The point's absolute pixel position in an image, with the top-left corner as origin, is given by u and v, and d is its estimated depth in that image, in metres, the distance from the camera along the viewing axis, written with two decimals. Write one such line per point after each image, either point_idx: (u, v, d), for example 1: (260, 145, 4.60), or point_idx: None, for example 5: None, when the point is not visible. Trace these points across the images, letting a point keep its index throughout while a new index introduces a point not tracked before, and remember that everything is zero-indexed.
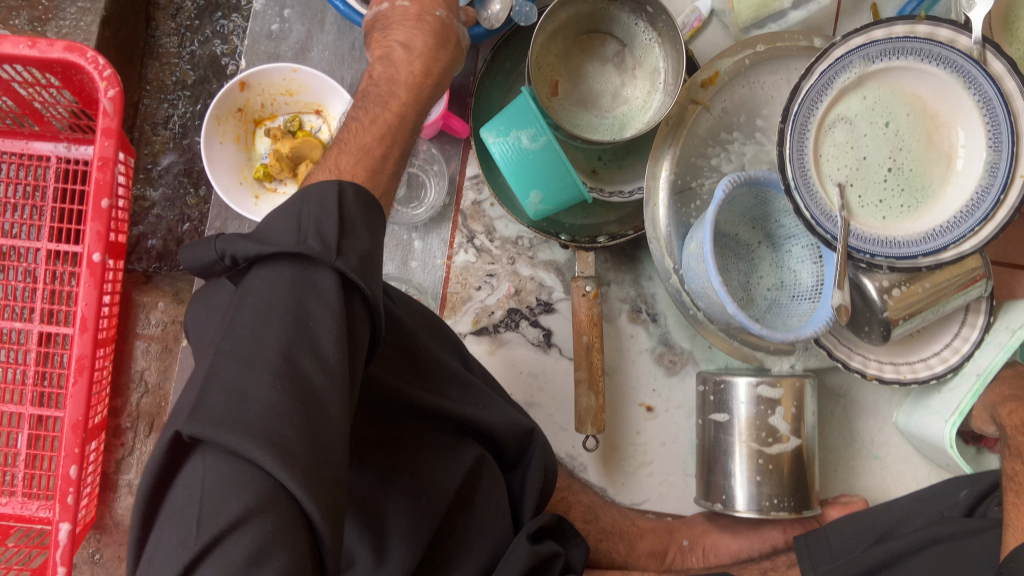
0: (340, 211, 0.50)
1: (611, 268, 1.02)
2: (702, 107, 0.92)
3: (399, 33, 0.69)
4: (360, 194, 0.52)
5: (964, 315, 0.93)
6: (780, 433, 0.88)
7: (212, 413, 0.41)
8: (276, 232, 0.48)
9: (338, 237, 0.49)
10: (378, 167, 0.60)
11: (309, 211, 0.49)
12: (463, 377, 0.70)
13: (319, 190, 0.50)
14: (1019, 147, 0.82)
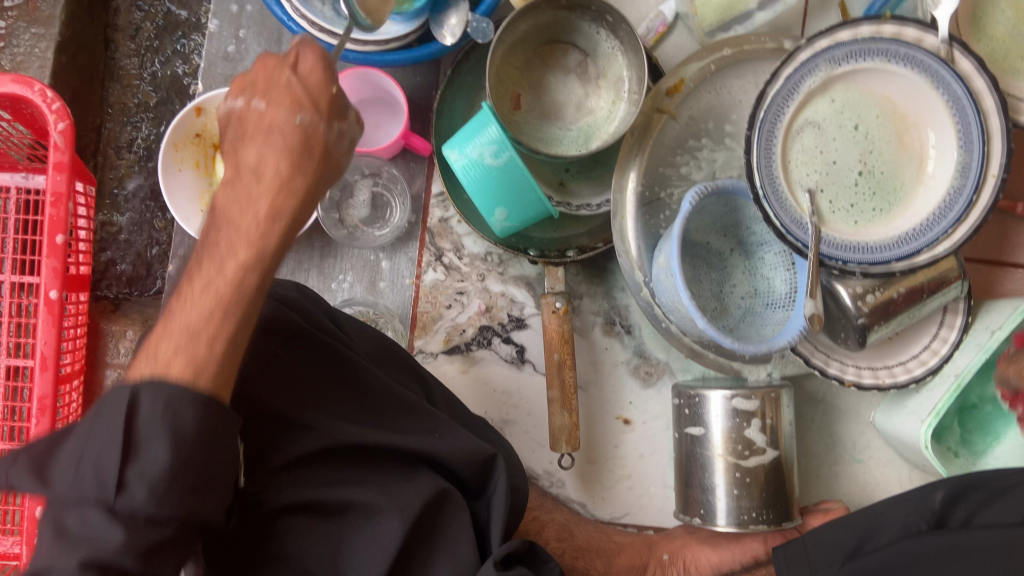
0: (144, 421, 0.50)
1: (584, 281, 1.00)
2: (668, 115, 0.90)
3: (256, 161, 0.57)
4: (160, 396, 0.51)
5: (942, 315, 0.92)
6: (756, 446, 0.86)
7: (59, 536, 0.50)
8: (65, 479, 0.51)
9: (126, 463, 0.50)
10: (212, 348, 0.54)
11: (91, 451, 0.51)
12: (416, 407, 0.73)
13: (114, 402, 0.51)
14: (990, 146, 0.81)
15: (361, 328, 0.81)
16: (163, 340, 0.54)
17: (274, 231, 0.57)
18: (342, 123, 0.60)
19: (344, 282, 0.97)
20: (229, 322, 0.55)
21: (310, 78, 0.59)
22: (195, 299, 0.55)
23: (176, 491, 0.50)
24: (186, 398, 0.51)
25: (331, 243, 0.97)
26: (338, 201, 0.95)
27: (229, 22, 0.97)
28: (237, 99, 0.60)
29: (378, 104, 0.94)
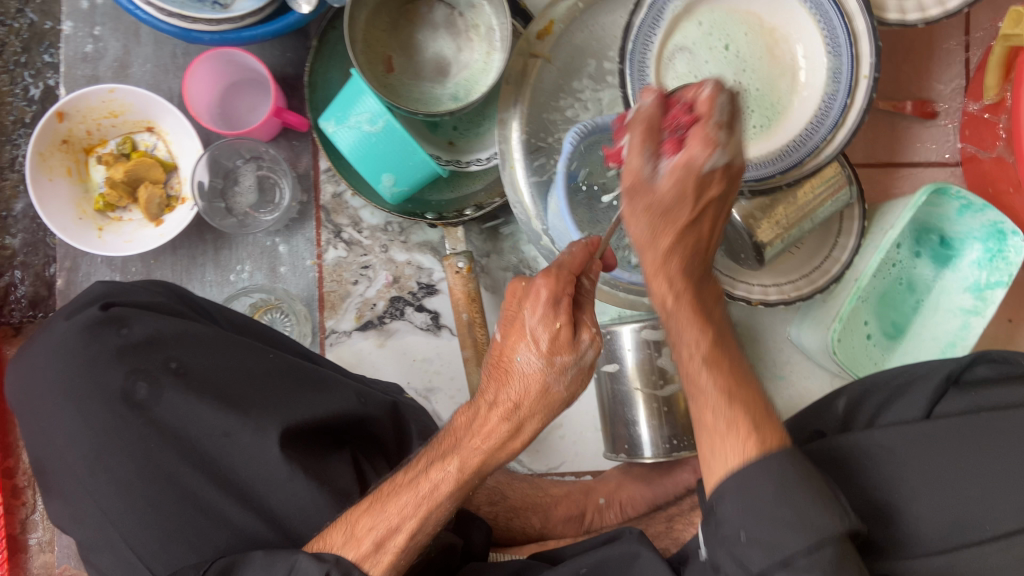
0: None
1: (489, 239, 0.99)
2: (542, 59, 0.89)
3: (514, 387, 0.61)
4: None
5: (839, 224, 0.94)
6: (670, 374, 0.88)
7: None
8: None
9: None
10: (388, 544, 0.58)
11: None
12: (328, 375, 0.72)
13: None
14: (857, 47, 0.80)
15: (239, 317, 0.76)
16: (397, 501, 0.60)
17: (512, 440, 0.61)
18: (566, 353, 0.60)
19: (243, 272, 0.95)
20: (401, 533, 0.59)
21: (542, 299, 0.59)
22: (414, 483, 0.61)
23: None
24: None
25: (223, 234, 0.95)
26: (222, 189, 0.93)
27: (82, 21, 0.94)
28: (498, 331, 0.62)
29: (249, 85, 0.92)
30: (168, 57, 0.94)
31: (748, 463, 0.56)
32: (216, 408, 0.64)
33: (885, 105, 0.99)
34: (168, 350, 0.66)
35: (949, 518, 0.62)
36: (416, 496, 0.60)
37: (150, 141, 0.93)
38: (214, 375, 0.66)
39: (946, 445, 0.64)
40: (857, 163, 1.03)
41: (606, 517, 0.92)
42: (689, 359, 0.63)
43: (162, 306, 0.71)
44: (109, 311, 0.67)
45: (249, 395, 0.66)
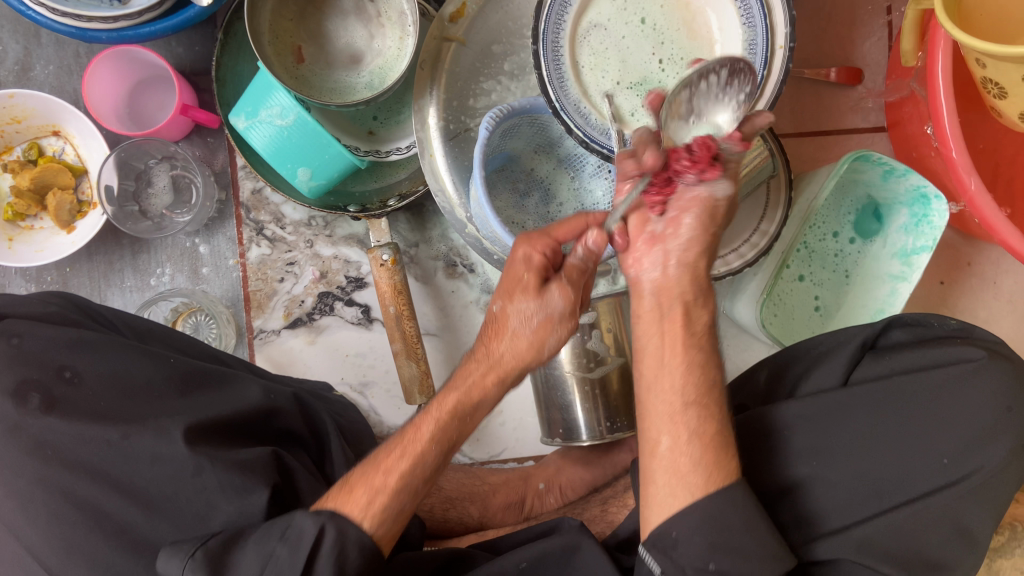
0: (323, 558, 0.55)
1: (417, 228, 0.97)
2: (457, 43, 0.87)
3: (504, 341, 0.64)
4: (344, 532, 0.56)
5: (766, 195, 0.93)
6: (601, 356, 0.87)
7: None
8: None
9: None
10: (372, 501, 0.58)
11: (282, 560, 0.55)
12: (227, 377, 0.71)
13: (300, 532, 0.56)
14: (771, 18, 0.80)
15: (135, 321, 0.74)
16: (389, 458, 0.61)
17: (489, 380, 0.63)
18: (538, 300, 0.63)
19: (164, 276, 0.93)
20: (384, 492, 0.59)
21: (526, 275, 0.64)
22: (420, 427, 0.62)
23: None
24: (355, 537, 0.57)
25: (140, 238, 0.93)
26: (135, 192, 0.90)
27: None
28: (494, 301, 0.65)
29: (157, 83, 0.90)
30: (71, 56, 0.90)
31: (710, 497, 0.57)
32: (101, 424, 0.62)
33: (810, 73, 0.98)
34: (62, 357, 0.65)
35: (867, 485, 0.62)
36: (399, 449, 0.61)
37: (57, 146, 0.89)
38: (108, 382, 0.65)
39: (864, 409, 0.64)
40: (787, 133, 1.02)
41: (546, 501, 0.92)
42: (672, 374, 0.60)
43: (53, 314, 0.69)
44: (1, 320, 0.66)
45: (146, 403, 0.65)
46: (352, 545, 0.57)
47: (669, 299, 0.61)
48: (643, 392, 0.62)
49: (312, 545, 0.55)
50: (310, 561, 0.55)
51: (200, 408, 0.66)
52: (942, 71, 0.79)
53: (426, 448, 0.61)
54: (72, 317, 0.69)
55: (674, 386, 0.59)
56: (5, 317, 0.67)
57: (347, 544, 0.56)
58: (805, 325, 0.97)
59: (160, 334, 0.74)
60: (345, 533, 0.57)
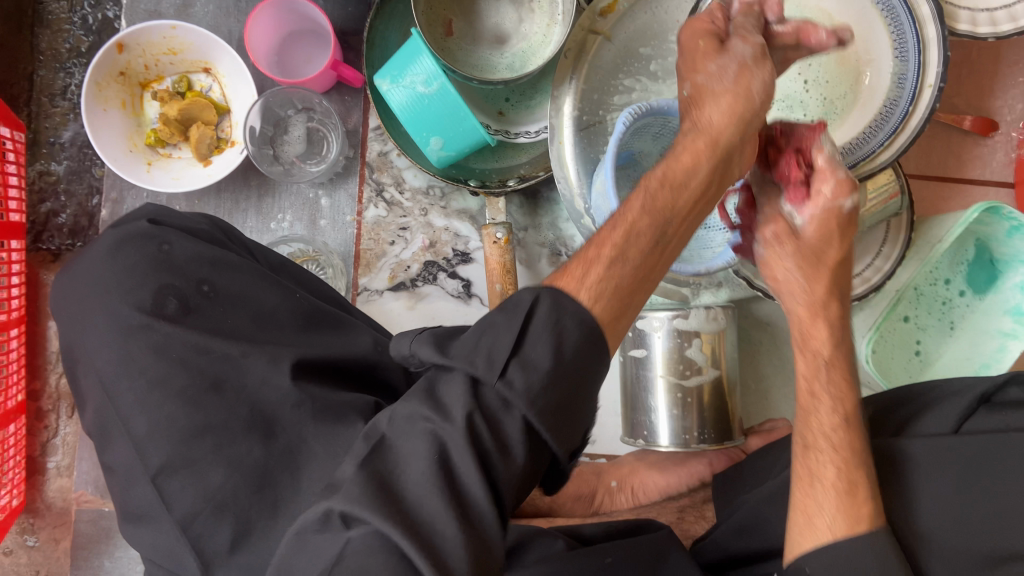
0: (536, 319, 0.48)
1: (529, 213, 0.99)
2: (603, 37, 0.88)
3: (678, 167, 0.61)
4: (557, 303, 0.49)
5: (885, 231, 0.92)
6: (697, 365, 0.87)
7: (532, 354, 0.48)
8: (462, 348, 0.49)
9: (514, 356, 0.47)
10: (587, 272, 0.52)
11: (494, 329, 0.48)
12: (344, 322, 0.73)
13: (516, 302, 0.50)
14: (924, 55, 0.79)
15: (270, 254, 0.77)
16: (613, 234, 0.55)
17: (704, 162, 0.62)
18: (718, 53, 0.64)
19: (283, 221, 0.96)
20: (597, 267, 0.52)
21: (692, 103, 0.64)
22: (638, 199, 0.58)
23: (552, 393, 0.47)
24: (570, 307, 0.49)
25: (267, 182, 0.96)
26: (271, 137, 0.93)
27: None
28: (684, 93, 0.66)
29: (308, 36, 0.93)
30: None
31: (838, 543, 0.58)
32: (222, 342, 0.64)
33: (944, 117, 0.97)
34: (204, 273, 0.68)
35: (959, 535, 0.57)
36: (613, 223, 0.56)
37: (206, 82, 0.93)
38: (237, 306, 0.68)
39: (942, 461, 0.60)
40: (912, 174, 1.01)
41: (617, 500, 0.92)
42: (812, 396, 0.67)
43: (202, 231, 0.72)
44: (157, 226, 0.70)
45: (264, 330, 0.67)
46: (564, 315, 0.49)
47: (805, 322, 0.69)
48: (802, 425, 0.67)
49: (527, 309, 0.48)
50: (525, 323, 0.48)
51: (314, 346, 0.68)
52: None
53: (644, 236, 0.56)
54: (218, 236, 0.72)
55: (824, 428, 0.64)
56: (159, 225, 0.70)
57: (564, 316, 0.48)
58: (900, 367, 0.95)
59: (291, 271, 0.77)
60: (559, 301, 0.49)
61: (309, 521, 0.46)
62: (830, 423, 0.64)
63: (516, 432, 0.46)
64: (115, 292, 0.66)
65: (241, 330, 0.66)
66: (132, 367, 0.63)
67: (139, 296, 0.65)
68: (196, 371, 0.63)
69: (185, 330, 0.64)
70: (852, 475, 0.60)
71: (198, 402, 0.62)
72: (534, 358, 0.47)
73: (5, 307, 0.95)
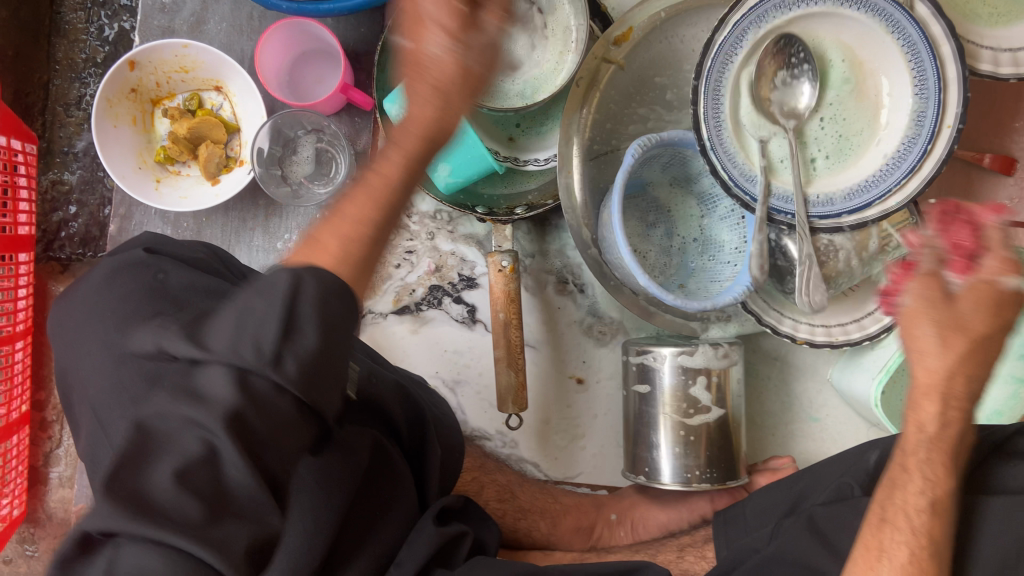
0: (291, 302, 0.45)
1: (537, 239, 0.98)
2: (616, 66, 0.87)
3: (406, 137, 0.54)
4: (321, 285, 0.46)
5: None
6: (702, 404, 0.85)
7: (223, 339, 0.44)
8: (220, 341, 0.44)
9: (281, 341, 0.44)
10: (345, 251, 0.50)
11: (258, 313, 0.44)
12: None
13: (272, 284, 0.46)
14: (945, 95, 0.77)
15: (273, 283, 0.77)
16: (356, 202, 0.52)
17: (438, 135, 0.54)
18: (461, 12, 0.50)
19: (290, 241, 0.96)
20: (353, 241, 0.50)
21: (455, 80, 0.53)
22: (400, 139, 0.54)
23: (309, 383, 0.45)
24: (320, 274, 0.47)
25: (275, 201, 0.96)
26: (280, 157, 0.93)
27: None
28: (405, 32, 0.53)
29: (320, 57, 0.92)
30: (244, 18, 0.94)
31: None
32: None
33: (964, 155, 0.95)
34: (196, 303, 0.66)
35: None
36: (349, 197, 0.53)
37: (217, 100, 0.93)
38: None
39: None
40: (929, 212, 0.98)
41: (616, 533, 0.91)
42: (902, 467, 0.58)
43: (200, 259, 0.72)
44: (153, 254, 0.70)
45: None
46: (329, 291, 0.47)
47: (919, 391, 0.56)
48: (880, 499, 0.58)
49: (284, 295, 0.45)
50: (286, 309, 0.44)
51: None
52: None
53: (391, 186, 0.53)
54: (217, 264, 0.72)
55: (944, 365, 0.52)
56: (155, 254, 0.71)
57: (325, 295, 0.46)
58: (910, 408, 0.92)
59: None
60: (320, 276, 0.47)
61: (74, 537, 0.42)
62: (921, 500, 0.56)
63: (259, 414, 0.43)
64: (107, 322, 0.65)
65: None
66: (121, 396, 0.56)
67: None
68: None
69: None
70: (937, 550, 0.55)
71: None
72: (298, 343, 0.44)
73: (10, 319, 0.95)
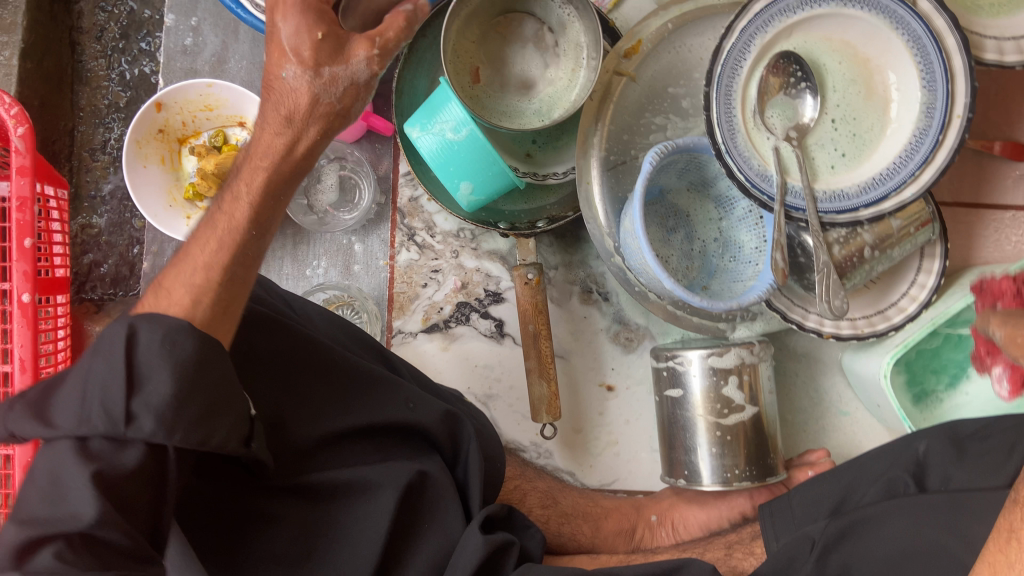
0: (142, 351, 0.50)
1: (559, 251, 0.99)
2: (627, 78, 0.89)
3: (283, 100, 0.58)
4: (158, 327, 0.50)
5: (919, 260, 0.91)
6: (735, 403, 0.86)
7: (74, 400, 0.49)
8: (67, 417, 0.49)
9: (128, 396, 0.49)
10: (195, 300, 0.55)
11: (99, 379, 0.49)
12: (381, 378, 0.73)
13: (110, 341, 0.50)
14: (953, 84, 0.80)
15: (316, 310, 0.79)
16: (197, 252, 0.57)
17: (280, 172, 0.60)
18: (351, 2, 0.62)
19: (319, 268, 0.98)
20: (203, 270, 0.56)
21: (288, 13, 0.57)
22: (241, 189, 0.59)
23: (183, 410, 0.50)
24: (184, 328, 0.51)
25: (302, 230, 0.98)
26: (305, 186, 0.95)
27: (183, 14, 0.97)
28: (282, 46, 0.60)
29: None
30: (264, 55, 0.96)
31: None
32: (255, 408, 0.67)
33: (976, 144, 0.97)
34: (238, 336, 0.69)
35: None
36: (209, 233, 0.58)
37: (241, 136, 0.95)
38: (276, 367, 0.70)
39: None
40: (943, 201, 1.00)
41: (658, 535, 0.92)
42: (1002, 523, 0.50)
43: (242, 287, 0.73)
44: None
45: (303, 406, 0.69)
46: (176, 333, 0.51)
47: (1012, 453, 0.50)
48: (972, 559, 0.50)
49: (126, 344, 0.50)
50: (125, 360, 0.49)
51: (340, 419, 0.70)
52: None
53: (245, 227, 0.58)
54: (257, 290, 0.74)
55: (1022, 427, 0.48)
56: None
57: (168, 332, 0.51)
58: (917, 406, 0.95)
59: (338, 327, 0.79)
60: (164, 323, 0.51)
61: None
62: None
63: (143, 454, 0.49)
64: None
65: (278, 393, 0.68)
66: None
67: None
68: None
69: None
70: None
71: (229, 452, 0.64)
72: (153, 390, 0.49)
73: (52, 361, 0.97)
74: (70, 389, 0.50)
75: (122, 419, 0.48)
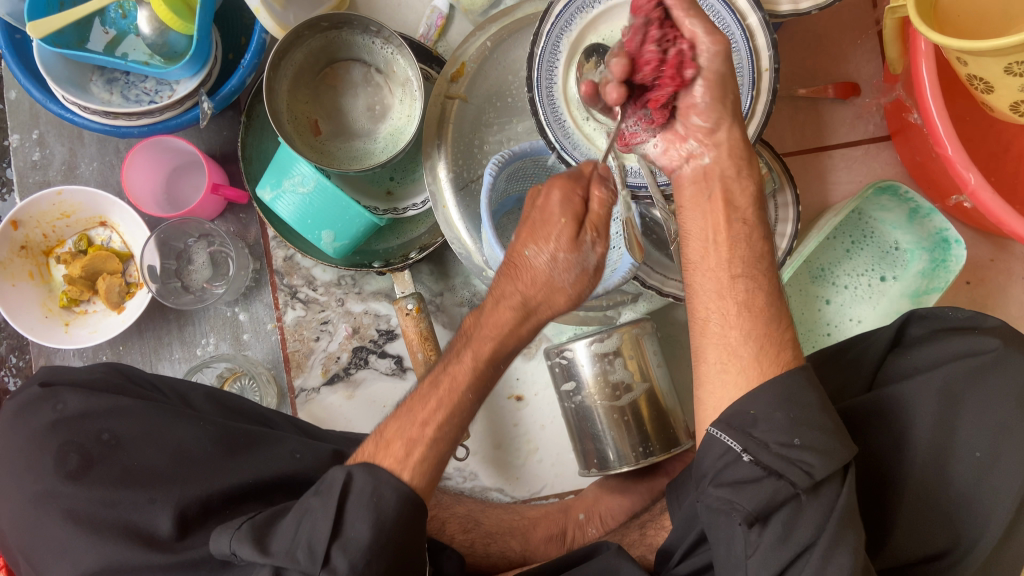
0: (356, 494, 0.61)
1: (440, 277, 1.01)
2: (459, 100, 0.92)
3: (525, 282, 0.63)
4: (371, 475, 0.62)
5: (774, 209, 0.95)
6: (624, 384, 0.89)
7: (288, 542, 0.60)
8: (282, 543, 0.60)
9: (334, 537, 0.59)
10: (409, 452, 0.64)
11: (306, 529, 0.60)
12: (263, 435, 0.74)
13: (331, 483, 0.62)
14: (754, 41, 0.82)
15: (183, 383, 0.79)
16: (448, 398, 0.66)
17: (520, 328, 0.65)
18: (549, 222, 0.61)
19: (208, 345, 0.99)
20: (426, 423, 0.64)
21: (555, 199, 0.61)
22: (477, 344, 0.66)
23: (377, 560, 0.59)
24: (390, 484, 0.62)
25: (184, 312, 0.99)
26: (177, 270, 0.97)
27: (26, 130, 0.99)
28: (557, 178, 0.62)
29: (190, 168, 0.98)
30: (112, 152, 0.98)
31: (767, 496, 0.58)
32: (127, 487, 0.66)
33: (808, 91, 1.01)
34: (101, 422, 0.70)
35: (914, 524, 0.62)
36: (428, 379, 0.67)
37: (105, 235, 0.97)
38: (145, 442, 0.69)
39: (928, 402, 0.64)
40: (788, 151, 1.04)
41: (588, 531, 0.92)
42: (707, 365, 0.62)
43: (98, 380, 0.74)
44: (48, 387, 0.72)
45: (182, 468, 0.68)
46: (384, 485, 0.62)
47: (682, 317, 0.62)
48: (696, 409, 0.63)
49: (343, 489, 0.61)
50: (341, 502, 0.61)
51: (225, 478, 0.69)
52: (926, 74, 0.83)
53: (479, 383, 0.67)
54: (113, 380, 0.74)
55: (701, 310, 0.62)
56: (55, 386, 0.73)
57: (381, 485, 0.61)
58: (805, 338, 1.00)
59: (215, 398, 0.79)
60: (378, 478, 0.62)
61: None
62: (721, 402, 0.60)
63: None
64: (19, 458, 0.69)
65: (155, 470, 0.68)
66: (50, 541, 0.65)
67: (47, 452, 0.68)
68: (105, 525, 0.64)
69: (88, 487, 0.66)
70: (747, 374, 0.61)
71: (103, 533, 0.64)
72: (355, 534, 0.59)
73: None
74: (284, 530, 0.61)
75: (322, 562, 0.58)
